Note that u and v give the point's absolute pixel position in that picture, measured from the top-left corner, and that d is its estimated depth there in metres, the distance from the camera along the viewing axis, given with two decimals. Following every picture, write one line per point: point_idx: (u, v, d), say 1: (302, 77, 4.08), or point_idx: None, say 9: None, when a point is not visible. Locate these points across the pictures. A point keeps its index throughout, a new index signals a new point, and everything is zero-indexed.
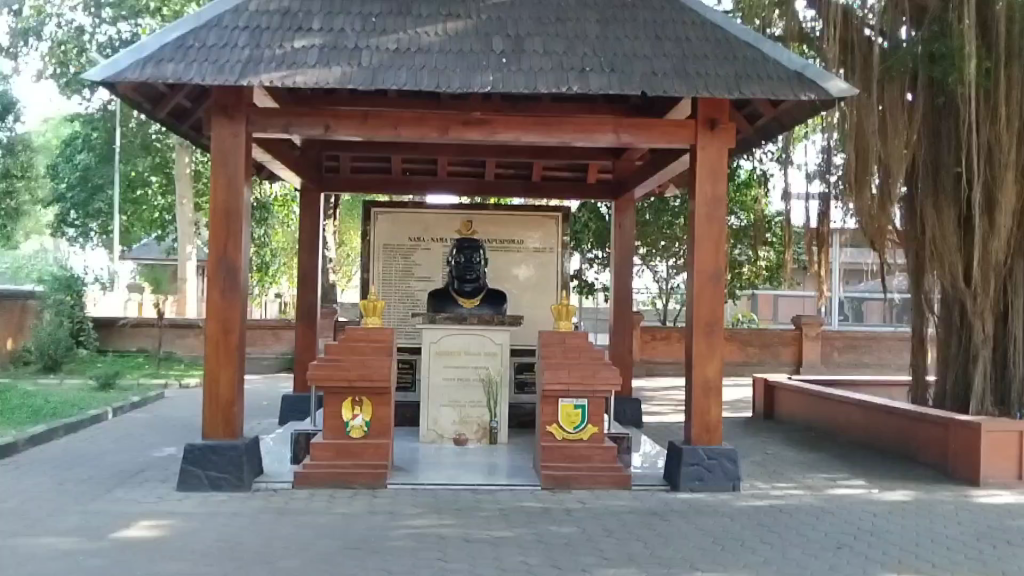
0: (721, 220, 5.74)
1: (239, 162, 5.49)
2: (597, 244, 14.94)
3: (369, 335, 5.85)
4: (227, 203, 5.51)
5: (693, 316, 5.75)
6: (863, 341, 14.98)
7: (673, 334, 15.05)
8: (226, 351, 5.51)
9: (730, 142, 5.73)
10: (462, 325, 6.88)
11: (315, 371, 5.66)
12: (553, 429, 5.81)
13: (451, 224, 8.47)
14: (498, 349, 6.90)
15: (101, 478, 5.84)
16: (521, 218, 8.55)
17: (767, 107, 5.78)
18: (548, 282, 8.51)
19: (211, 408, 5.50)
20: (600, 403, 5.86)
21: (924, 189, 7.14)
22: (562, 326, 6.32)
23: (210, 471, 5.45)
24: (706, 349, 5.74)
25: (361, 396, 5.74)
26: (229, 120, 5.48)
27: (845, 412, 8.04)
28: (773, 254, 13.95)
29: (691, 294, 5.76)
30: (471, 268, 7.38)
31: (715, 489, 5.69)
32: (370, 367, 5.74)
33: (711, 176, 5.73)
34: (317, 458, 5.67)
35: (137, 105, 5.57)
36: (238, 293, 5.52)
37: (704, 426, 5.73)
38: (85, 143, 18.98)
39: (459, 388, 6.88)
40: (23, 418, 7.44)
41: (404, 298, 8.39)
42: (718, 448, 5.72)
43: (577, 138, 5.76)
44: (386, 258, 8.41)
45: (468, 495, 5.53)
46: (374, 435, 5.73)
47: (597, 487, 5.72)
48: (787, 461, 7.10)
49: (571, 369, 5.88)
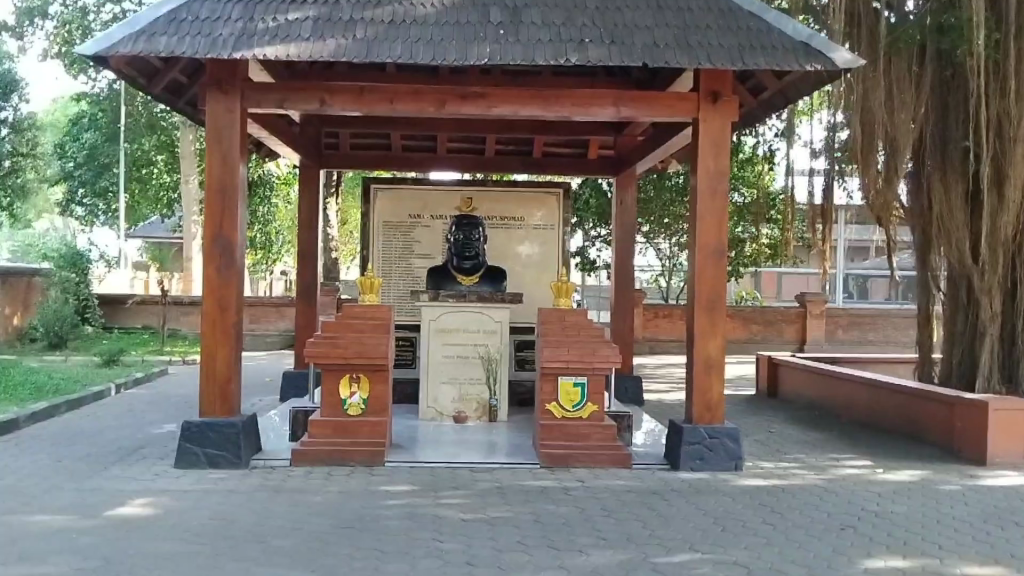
0: (724, 196, 5.65)
1: (234, 137, 5.41)
2: (600, 221, 14.87)
3: (367, 313, 5.82)
4: (222, 180, 5.43)
5: (695, 293, 5.68)
6: (869, 318, 14.93)
7: (677, 312, 14.99)
8: (223, 329, 5.47)
9: (734, 116, 5.62)
10: (462, 302, 6.85)
11: (313, 349, 5.62)
12: (553, 408, 5.77)
13: (452, 201, 8.39)
14: (497, 326, 6.86)
15: (99, 455, 5.80)
16: (522, 195, 8.46)
17: (771, 78, 5.70)
18: (549, 260, 8.46)
19: (209, 385, 5.46)
20: (601, 381, 5.80)
21: (932, 164, 7.03)
22: (562, 304, 6.26)
23: (207, 448, 5.41)
24: (709, 327, 5.67)
25: (359, 373, 5.70)
26: (224, 95, 5.39)
27: (850, 390, 7.97)
28: (778, 231, 13.85)
29: (693, 271, 5.70)
30: (470, 245, 7.29)
31: (716, 469, 5.64)
32: (368, 345, 5.70)
33: (714, 152, 5.64)
34: (315, 435, 5.62)
35: (131, 81, 5.47)
36: (234, 270, 5.47)
37: (705, 404, 5.68)
38: (89, 121, 18.82)
39: (458, 366, 6.84)
40: (26, 395, 7.42)
41: (403, 276, 8.33)
42: (720, 427, 5.66)
43: (576, 112, 5.68)
44: (386, 235, 8.35)
45: (466, 473, 5.49)
46: (372, 414, 5.70)
47: (596, 466, 5.68)
48: (790, 440, 7.05)
49: (570, 347, 5.82)
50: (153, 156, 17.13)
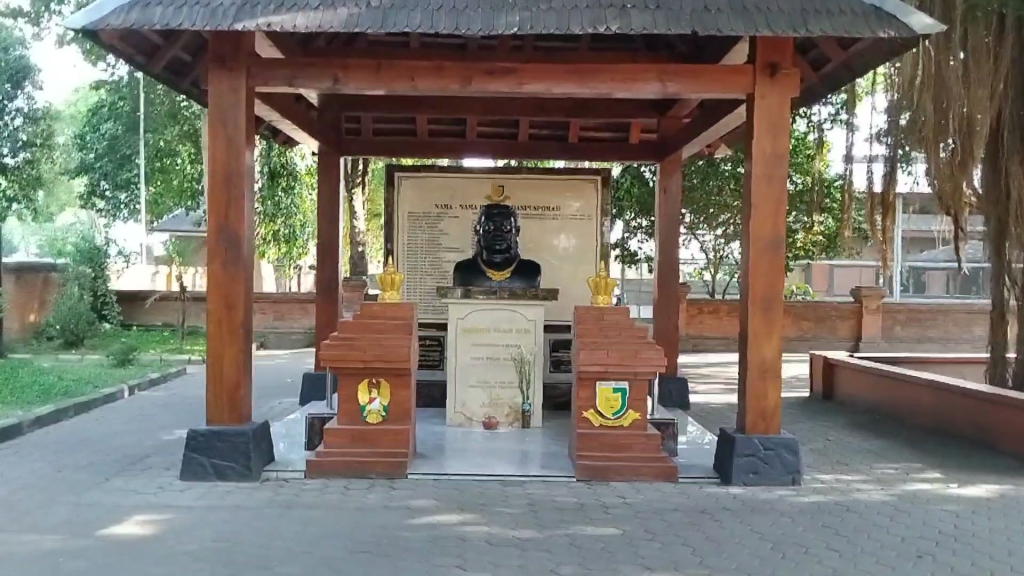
0: (782, 180, 5.09)
1: (239, 119, 4.95)
2: (641, 212, 14.31)
3: (386, 312, 5.30)
4: (227, 165, 4.97)
5: (749, 288, 5.13)
6: (927, 314, 14.20)
7: (723, 308, 14.39)
8: (229, 329, 5.00)
9: (795, 90, 5.06)
10: (493, 299, 6.37)
11: (327, 352, 5.15)
12: (591, 415, 5.24)
13: (482, 189, 7.89)
14: (531, 324, 6.36)
15: (100, 464, 5.34)
16: (558, 182, 7.93)
17: (836, 48, 5.39)
18: (586, 253, 7.93)
19: (215, 391, 4.99)
20: (643, 387, 5.27)
21: (1011, 147, 6.43)
22: (601, 301, 5.69)
23: (215, 458, 4.92)
24: (764, 326, 5.12)
25: (379, 378, 5.21)
26: (228, 72, 4.92)
27: (913, 393, 7.38)
28: (831, 221, 13.22)
29: (746, 265, 5.15)
30: (500, 237, 6.70)
31: (772, 484, 5.07)
32: (387, 347, 5.19)
33: (771, 130, 5.08)
34: (331, 444, 5.15)
35: (129, 59, 5.12)
36: (242, 265, 5.01)
37: (759, 412, 5.12)
38: (110, 110, 18.43)
39: (488, 368, 6.35)
40: (32, 397, 7.05)
41: (430, 270, 7.85)
42: (776, 437, 5.09)
43: (617, 88, 5.14)
44: (411, 227, 7.87)
45: (495, 487, 4.96)
46: (394, 421, 5.21)
47: (639, 480, 5.14)
48: (852, 449, 6.46)
49: (610, 349, 5.28)
50: (176, 147, 16.82)
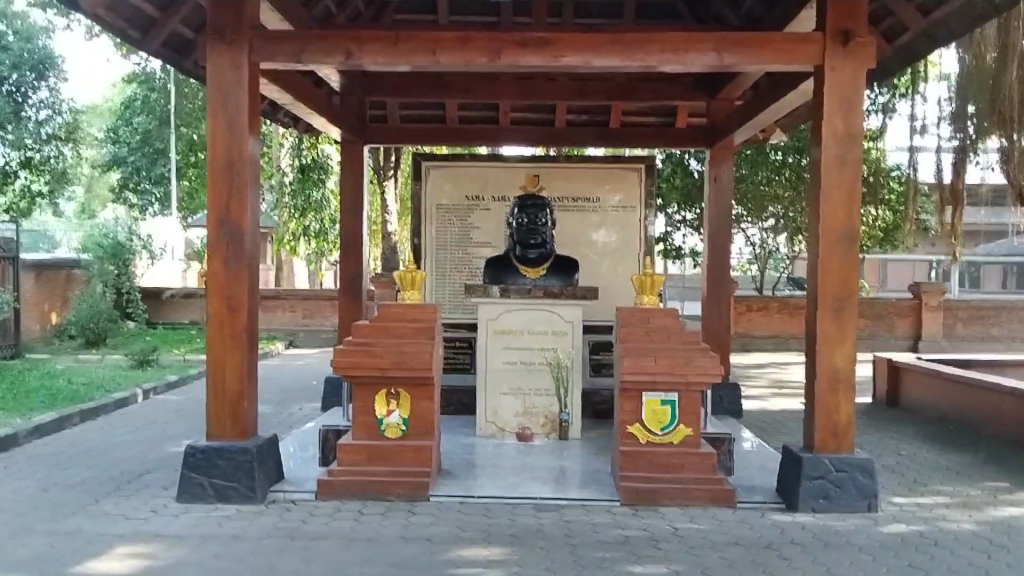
0: (856, 164, 4.46)
1: (241, 99, 4.41)
2: (687, 204, 13.66)
3: (408, 314, 4.75)
4: (227, 152, 4.43)
5: (818, 287, 4.51)
6: (992, 311, 13.39)
7: (773, 305, 13.69)
8: (232, 335, 4.47)
9: (870, 61, 4.42)
10: (527, 298, 5.79)
11: (341, 359, 4.59)
12: (636, 430, 4.66)
13: (516, 180, 7.32)
14: (569, 326, 5.79)
15: (92, 483, 4.85)
16: (598, 172, 7.33)
17: (915, 15, 4.83)
18: (629, 248, 7.33)
19: (215, 402, 4.46)
20: (696, 399, 4.66)
21: None
22: (647, 302, 5.03)
23: (215, 478, 4.39)
24: (836, 331, 4.49)
25: (396, 388, 4.66)
26: (229, 47, 4.38)
27: (992, 400, 6.69)
28: (888, 212, 12.54)
29: (815, 260, 4.54)
30: (533, 232, 6.07)
31: (845, 511, 4.43)
32: (408, 353, 4.62)
33: (841, 107, 4.45)
34: (345, 462, 4.60)
35: (122, 33, 4.60)
36: (244, 261, 4.46)
37: (829, 427, 4.50)
38: (141, 103, 18.10)
39: (521, 374, 5.79)
40: (36, 403, 6.64)
41: (461, 266, 7.30)
42: (851, 457, 4.46)
43: (665, 60, 4.54)
44: (440, 220, 7.32)
45: (530, 513, 4.37)
46: (415, 436, 4.65)
47: (691, 505, 4.53)
48: (929, 466, 5.79)
49: (657, 356, 4.67)
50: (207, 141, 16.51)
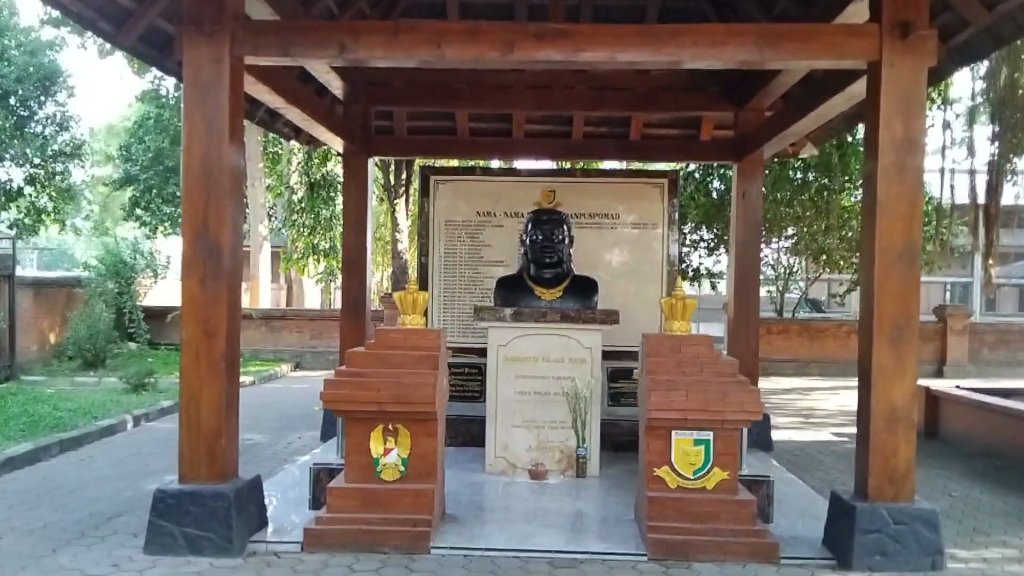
0: (916, 174, 3.92)
1: (220, 100, 3.93)
2: (705, 224, 13.13)
3: (407, 340, 4.25)
4: (206, 158, 3.95)
5: (872, 312, 3.97)
6: (1018, 335, 12.83)
7: (793, 328, 13.13)
8: (208, 363, 3.96)
9: (931, 58, 3.90)
10: (540, 323, 5.26)
11: (331, 392, 4.08)
12: (665, 474, 4.12)
13: (531, 194, 6.83)
14: (587, 352, 5.27)
15: (54, 529, 4.35)
16: (617, 186, 6.83)
17: (976, 10, 4.31)
18: (652, 267, 6.79)
19: (190, 439, 3.95)
20: (732, 439, 4.12)
21: None
22: (677, 328, 4.51)
23: (187, 527, 3.87)
24: (893, 363, 3.94)
25: (395, 423, 4.15)
26: (209, 41, 3.92)
27: None
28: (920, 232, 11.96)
29: (869, 282, 4.00)
30: (548, 248, 5.55)
31: (905, 569, 3.85)
32: (406, 385, 4.09)
33: (900, 109, 3.92)
34: (337, 509, 4.07)
35: (91, 25, 4.15)
36: (223, 280, 3.97)
37: (886, 472, 3.94)
38: (155, 121, 17.73)
39: (534, 405, 5.28)
40: (12, 432, 6.15)
41: (471, 286, 6.78)
42: (910, 508, 3.89)
43: (698, 56, 4.03)
44: (449, 237, 6.82)
45: (543, 570, 3.82)
46: (414, 479, 4.13)
47: (729, 561, 3.96)
48: (988, 510, 5.20)
49: (689, 390, 4.11)
50: None
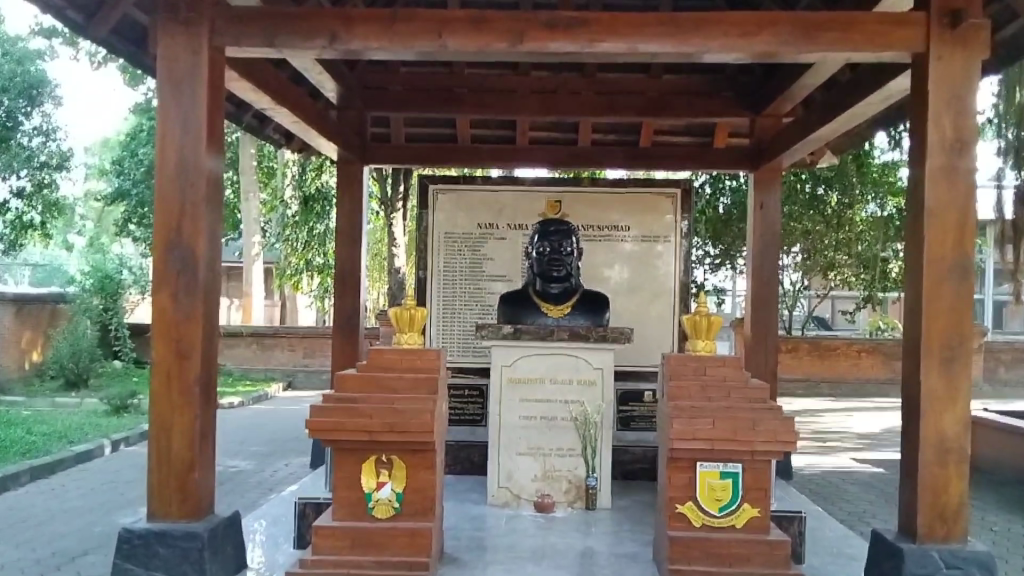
0: (969, 179, 3.54)
1: (197, 96, 3.54)
2: (713, 239, 12.78)
3: (403, 361, 3.84)
4: (180, 160, 3.56)
5: (920, 330, 3.57)
6: None
7: (803, 346, 12.74)
8: (181, 388, 3.55)
9: (984, 51, 3.52)
10: (546, 342, 4.85)
11: (317, 420, 3.66)
12: (689, 510, 3.71)
13: (535, 205, 6.44)
14: (598, 374, 4.86)
15: (10, 570, 3.91)
16: (627, 197, 6.44)
17: None
18: (663, 283, 6.39)
19: (159, 472, 3.53)
20: (762, 471, 3.71)
21: None
22: (702, 347, 4.10)
23: (153, 571, 3.44)
24: (943, 388, 3.54)
25: (389, 455, 3.73)
26: (185, 29, 3.54)
27: None
28: None
29: (916, 299, 3.60)
30: (556, 260, 5.15)
31: None
32: (400, 413, 3.67)
33: (951, 106, 3.54)
34: (323, 551, 3.65)
35: (58, 11, 3.77)
36: (197, 295, 3.56)
37: (936, 508, 3.52)
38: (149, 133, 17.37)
39: (541, 431, 4.87)
40: None
41: (472, 302, 6.38)
42: (965, 550, 3.45)
43: (727, 48, 3.65)
44: (448, 250, 6.43)
45: None
46: (410, 517, 3.71)
47: None
48: None
49: (716, 417, 3.70)
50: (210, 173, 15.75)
